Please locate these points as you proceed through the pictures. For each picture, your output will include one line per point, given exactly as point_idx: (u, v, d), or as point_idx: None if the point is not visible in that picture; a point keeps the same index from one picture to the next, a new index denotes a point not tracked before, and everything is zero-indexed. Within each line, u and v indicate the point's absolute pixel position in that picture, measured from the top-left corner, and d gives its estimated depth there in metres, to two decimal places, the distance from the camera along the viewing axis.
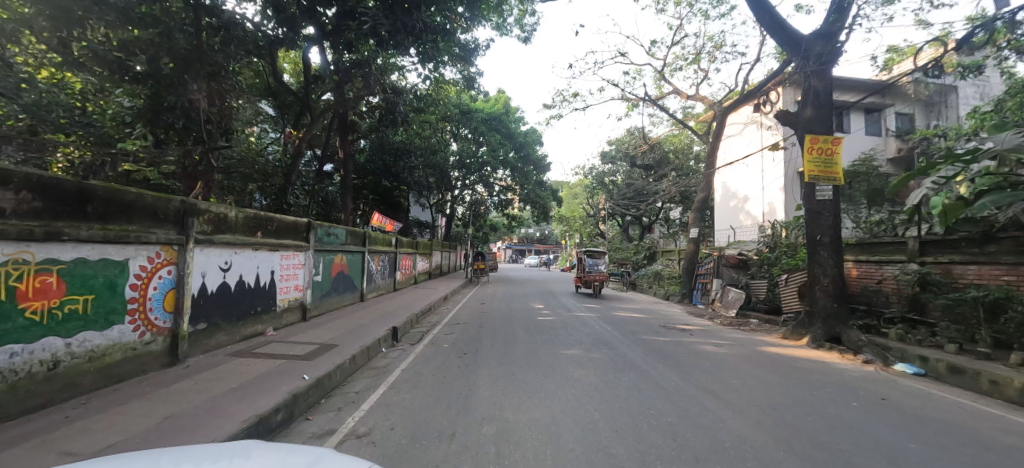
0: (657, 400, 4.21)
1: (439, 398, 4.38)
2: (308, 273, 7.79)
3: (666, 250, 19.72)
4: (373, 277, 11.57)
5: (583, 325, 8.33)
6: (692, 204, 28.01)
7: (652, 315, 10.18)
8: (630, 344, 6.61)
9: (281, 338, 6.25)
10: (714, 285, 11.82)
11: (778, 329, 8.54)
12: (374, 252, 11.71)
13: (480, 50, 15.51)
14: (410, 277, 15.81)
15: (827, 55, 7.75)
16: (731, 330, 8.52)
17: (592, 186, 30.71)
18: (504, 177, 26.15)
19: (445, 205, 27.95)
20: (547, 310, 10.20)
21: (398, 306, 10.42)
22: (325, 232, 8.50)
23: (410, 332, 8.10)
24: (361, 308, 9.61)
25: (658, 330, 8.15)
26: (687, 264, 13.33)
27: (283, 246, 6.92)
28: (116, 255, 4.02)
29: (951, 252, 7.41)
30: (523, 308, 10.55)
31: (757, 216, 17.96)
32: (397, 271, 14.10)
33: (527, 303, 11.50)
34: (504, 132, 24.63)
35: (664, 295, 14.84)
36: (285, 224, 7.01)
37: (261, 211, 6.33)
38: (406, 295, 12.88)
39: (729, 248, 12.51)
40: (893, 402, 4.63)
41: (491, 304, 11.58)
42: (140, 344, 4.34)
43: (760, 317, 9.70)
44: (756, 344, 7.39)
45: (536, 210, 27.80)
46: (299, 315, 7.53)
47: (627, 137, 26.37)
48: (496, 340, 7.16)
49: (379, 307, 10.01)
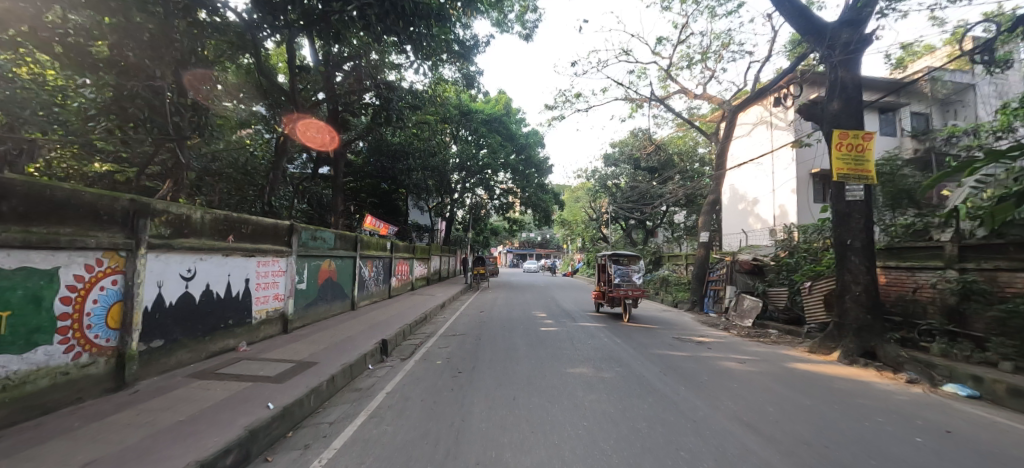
0: (686, 434, 3.52)
1: (425, 431, 3.69)
2: (290, 280, 7.14)
3: (673, 255, 19.00)
4: (365, 284, 10.90)
5: (591, 337, 7.63)
6: (698, 208, 27.31)
7: (663, 326, 9.47)
8: (643, 360, 5.92)
9: (255, 354, 5.58)
10: (727, 292, 11.12)
11: (802, 341, 7.84)
12: (367, 257, 11.07)
13: (480, 48, 14.97)
14: (406, 283, 15.14)
15: (855, 43, 7.15)
16: (751, 342, 7.83)
17: (594, 189, 30.08)
18: (505, 180, 25.53)
19: (445, 209, 27.34)
20: (551, 320, 9.52)
21: (392, 316, 9.75)
22: (310, 235, 7.85)
23: (402, 345, 7.42)
24: (351, 317, 8.94)
25: (672, 343, 7.44)
26: (698, 270, 12.65)
27: (260, 252, 6.27)
28: (42, 263, 3.33)
29: (995, 257, 6.63)
30: (525, 318, 9.87)
31: (768, 219, 17.26)
32: (392, 277, 13.43)
33: (529, 312, 10.78)
34: (504, 134, 24.05)
35: (673, 302, 14.13)
36: (262, 228, 6.37)
37: (234, 212, 5.68)
38: (402, 303, 12.20)
39: (743, 253, 11.81)
40: (960, 435, 3.92)
41: (491, 313, 10.88)
42: (74, 367, 3.65)
43: (779, 328, 9.01)
44: (782, 359, 6.67)
45: (537, 214, 27.11)
46: (279, 326, 6.86)
47: (630, 139, 25.78)
48: (495, 355, 6.47)
49: (370, 317, 9.33)
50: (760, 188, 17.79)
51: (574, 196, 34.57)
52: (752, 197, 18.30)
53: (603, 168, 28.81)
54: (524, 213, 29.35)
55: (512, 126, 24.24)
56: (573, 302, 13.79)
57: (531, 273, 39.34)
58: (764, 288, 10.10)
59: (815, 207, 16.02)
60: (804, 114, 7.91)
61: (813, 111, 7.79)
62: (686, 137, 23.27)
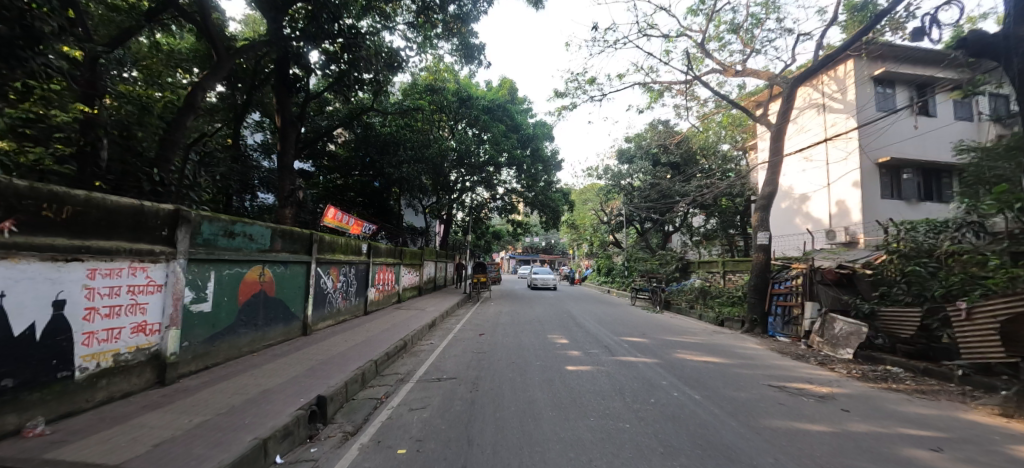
0: None
1: None
2: (172, 301, 4.43)
3: (705, 262, 16.33)
4: (327, 299, 8.21)
5: (651, 388, 4.84)
6: (723, 209, 24.61)
7: (738, 360, 6.68)
8: (783, 459, 3.14)
9: (33, 454, 2.79)
10: (806, 311, 8.40)
11: (973, 397, 5.09)
12: (331, 264, 8.35)
13: (482, 11, 12.29)
14: (391, 294, 12.41)
15: None
16: (893, 397, 5.10)
17: (606, 189, 27.41)
18: (508, 177, 22.89)
19: (442, 210, 24.73)
20: (578, 351, 6.82)
21: (358, 343, 7.03)
22: (222, 230, 5.16)
23: (354, 402, 4.67)
24: (294, 350, 6.23)
25: (783, 401, 4.65)
26: (757, 281, 9.90)
27: (88, 253, 3.53)
28: None
29: None
30: (541, 347, 7.18)
31: (822, 219, 14.53)
32: (371, 288, 10.72)
33: (545, 338, 7.97)
34: (509, 124, 21.21)
35: (718, 320, 11.41)
36: (103, 212, 3.68)
37: (20, 179, 2.94)
38: (378, 322, 9.45)
39: (822, 258, 9.07)
40: None
41: (494, 338, 8.13)
42: None
43: (907, 366, 6.34)
44: (991, 439, 3.88)
45: (545, 215, 24.42)
46: (143, 377, 4.13)
47: (649, 132, 23.16)
48: (501, 429, 3.72)
49: (322, 346, 6.62)
50: (810, 182, 15.11)
51: (583, 197, 31.81)
52: (800, 194, 15.59)
53: (617, 165, 26.10)
54: (530, 216, 26.68)
55: (518, 115, 21.48)
56: (596, 319, 10.99)
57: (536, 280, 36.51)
58: (868, 308, 7.41)
59: (884, 203, 13.32)
60: (968, 49, 5.24)
61: (985, 41, 5.16)
62: (713, 128, 20.61)
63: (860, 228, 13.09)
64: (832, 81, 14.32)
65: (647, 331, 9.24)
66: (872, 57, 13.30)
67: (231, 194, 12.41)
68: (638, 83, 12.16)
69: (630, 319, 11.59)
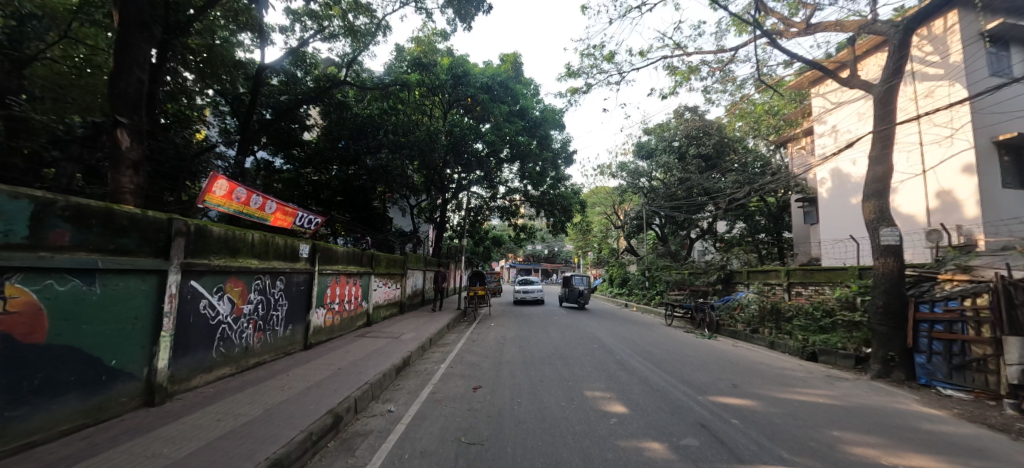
0: None
1: None
2: None
3: (757, 271, 13.22)
4: (221, 334, 4.91)
5: None
6: (757, 210, 21.59)
7: (977, 465, 3.39)
8: None
9: None
10: (1007, 353, 5.14)
11: None
12: (231, 276, 5.05)
13: None
14: (355, 316, 9.18)
15: None
16: None
17: (620, 189, 24.50)
18: (511, 172, 19.86)
19: (437, 211, 21.69)
20: (663, 446, 3.50)
21: (245, 421, 3.72)
22: None
23: None
24: (80, 458, 2.91)
25: None
26: (889, 300, 6.70)
27: None
28: None
29: None
30: (588, 432, 3.83)
31: (914, 216, 11.41)
32: (320, 310, 7.47)
33: (586, 403, 4.64)
34: (514, 108, 18.06)
35: (808, 352, 8.25)
36: None
37: None
38: (321, 362, 6.17)
39: (1011, 266, 5.78)
40: None
41: (496, 400, 4.80)
42: None
43: None
44: None
45: (551, 218, 21.35)
46: None
47: (673, 122, 20.30)
48: None
49: (159, 438, 3.31)
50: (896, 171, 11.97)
51: (593, 199, 28.62)
52: None
53: (634, 161, 22.97)
54: (535, 219, 23.40)
55: (523, 97, 18.26)
56: (643, 353, 7.73)
57: (566, 304, 23.16)
58: None
59: (1005, 194, 10.16)
60: None
61: None
62: (750, 116, 17.68)
63: (979, 226, 9.92)
64: (926, 42, 11.23)
65: (734, 377, 5.97)
66: (986, 4, 10.27)
67: (163, 186, 9.74)
68: (667, 55, 9.50)
69: (685, 350, 8.41)
